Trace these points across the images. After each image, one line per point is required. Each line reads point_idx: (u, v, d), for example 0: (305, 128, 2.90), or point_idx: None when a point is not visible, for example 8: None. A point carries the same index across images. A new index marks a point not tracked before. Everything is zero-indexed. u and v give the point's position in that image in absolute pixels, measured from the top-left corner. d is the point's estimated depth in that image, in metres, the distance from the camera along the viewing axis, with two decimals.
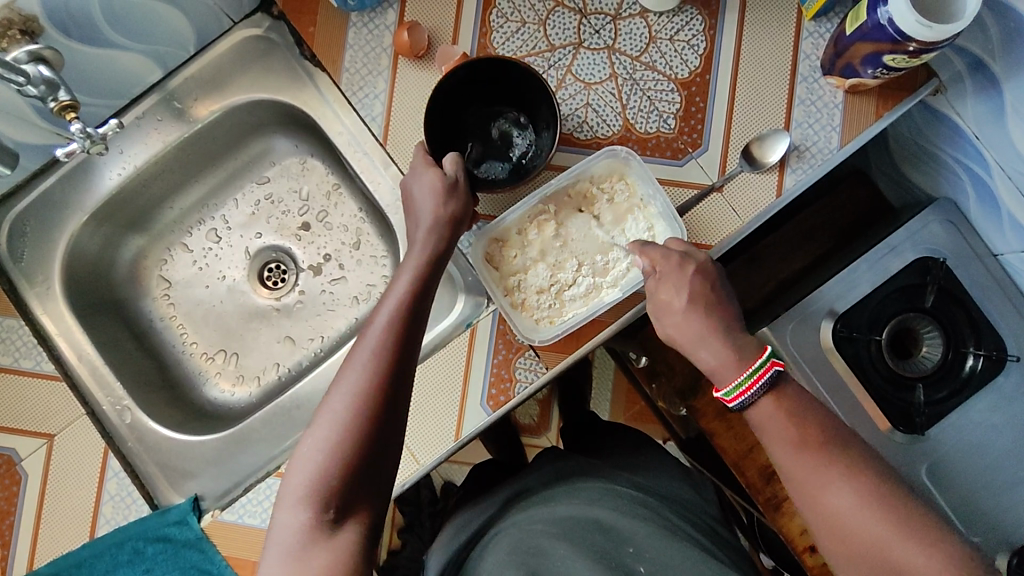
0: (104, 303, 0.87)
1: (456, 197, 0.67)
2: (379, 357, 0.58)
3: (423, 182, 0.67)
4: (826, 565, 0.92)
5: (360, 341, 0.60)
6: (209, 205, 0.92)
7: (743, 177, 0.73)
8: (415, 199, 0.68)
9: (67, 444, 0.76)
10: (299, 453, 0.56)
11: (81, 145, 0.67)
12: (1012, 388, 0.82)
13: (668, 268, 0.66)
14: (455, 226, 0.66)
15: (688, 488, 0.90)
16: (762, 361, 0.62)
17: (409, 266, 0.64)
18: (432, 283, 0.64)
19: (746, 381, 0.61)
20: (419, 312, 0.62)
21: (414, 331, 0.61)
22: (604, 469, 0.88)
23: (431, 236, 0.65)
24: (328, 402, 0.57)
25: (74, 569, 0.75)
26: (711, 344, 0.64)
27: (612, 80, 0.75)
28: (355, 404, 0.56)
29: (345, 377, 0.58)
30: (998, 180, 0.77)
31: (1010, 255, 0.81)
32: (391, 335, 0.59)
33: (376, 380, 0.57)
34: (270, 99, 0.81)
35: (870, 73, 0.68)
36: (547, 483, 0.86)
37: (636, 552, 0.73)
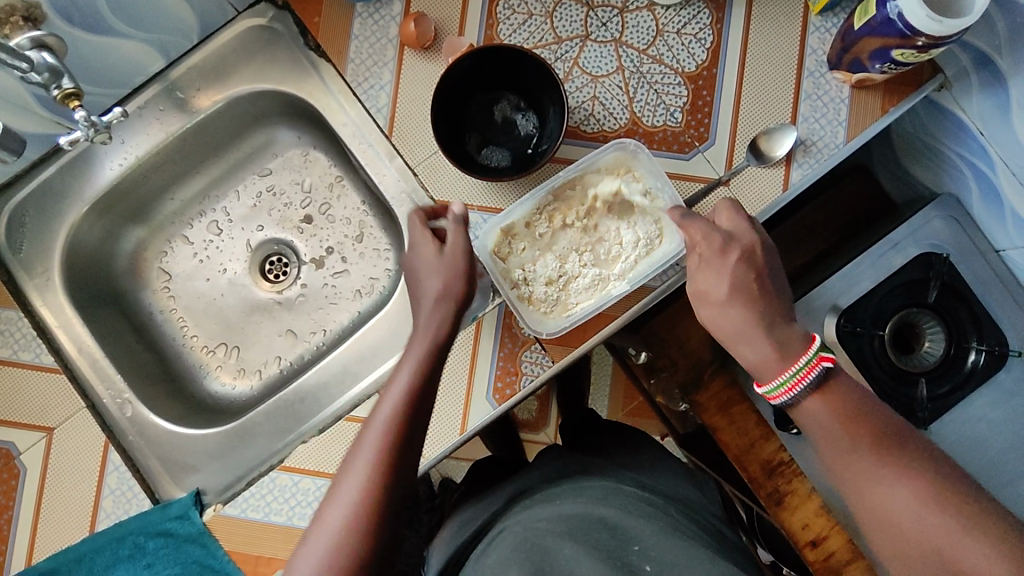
0: (104, 296, 0.86)
1: (456, 279, 0.66)
2: (384, 442, 0.58)
3: (424, 258, 0.67)
4: (828, 560, 0.92)
5: (366, 427, 0.60)
6: (210, 197, 0.91)
7: (750, 171, 0.73)
8: (417, 275, 0.68)
9: (67, 437, 0.75)
10: (301, 549, 0.56)
11: (86, 134, 0.67)
12: (1013, 383, 0.82)
13: (712, 254, 0.67)
14: (460, 303, 0.66)
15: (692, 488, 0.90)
16: (809, 356, 0.64)
17: (413, 352, 0.63)
18: (439, 362, 0.63)
19: (792, 378, 0.64)
20: (426, 395, 0.61)
21: (420, 413, 0.61)
22: (608, 469, 0.88)
23: (434, 322, 0.65)
24: (331, 498, 0.57)
25: (73, 564, 0.74)
26: (753, 341, 0.67)
27: (619, 73, 0.74)
28: (361, 494, 0.56)
29: (349, 470, 0.57)
30: (1002, 175, 0.77)
31: (1012, 251, 0.82)
32: (396, 420, 0.59)
33: (381, 468, 0.57)
34: (273, 90, 0.80)
35: (877, 68, 0.68)
36: (548, 481, 0.86)
37: (642, 550, 0.71)
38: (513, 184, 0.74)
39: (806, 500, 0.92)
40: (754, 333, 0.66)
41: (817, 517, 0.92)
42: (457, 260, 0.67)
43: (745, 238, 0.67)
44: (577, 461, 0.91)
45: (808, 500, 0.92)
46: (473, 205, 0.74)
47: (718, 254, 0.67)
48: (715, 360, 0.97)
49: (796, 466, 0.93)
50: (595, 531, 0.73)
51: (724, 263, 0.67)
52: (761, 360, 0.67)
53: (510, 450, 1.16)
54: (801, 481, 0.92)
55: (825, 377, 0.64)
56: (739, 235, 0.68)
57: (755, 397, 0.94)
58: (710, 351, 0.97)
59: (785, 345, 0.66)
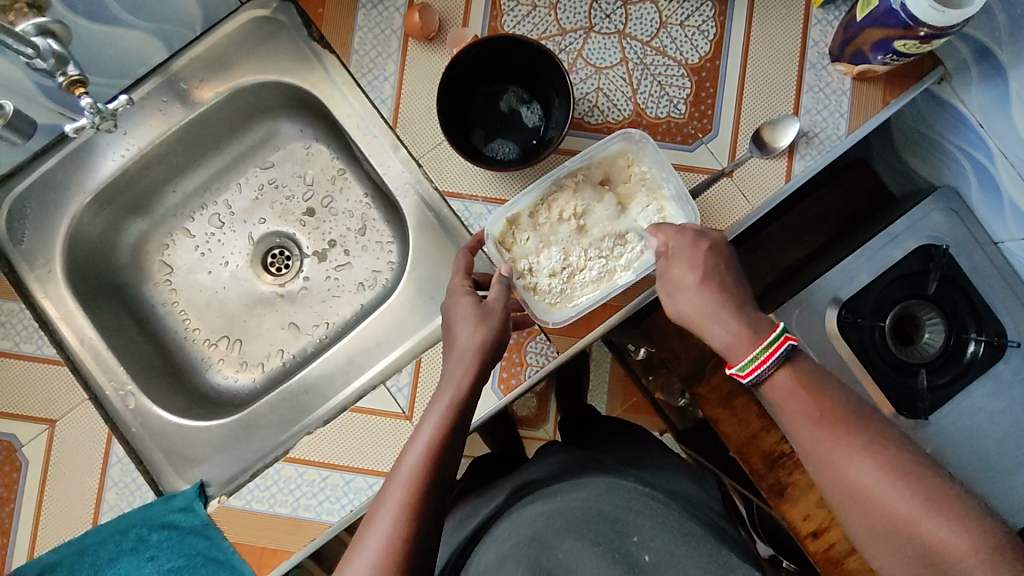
0: (106, 288, 0.85)
1: (481, 328, 0.64)
2: (402, 511, 0.57)
3: (460, 310, 0.66)
4: (828, 551, 0.93)
5: (385, 493, 0.59)
6: (212, 189, 0.91)
7: (752, 162, 0.74)
8: (450, 327, 0.67)
9: (69, 429, 0.75)
10: None
11: (90, 121, 0.67)
12: (1011, 374, 0.83)
13: (682, 246, 0.67)
14: (487, 356, 0.64)
15: (693, 486, 0.88)
16: (777, 334, 0.61)
17: (441, 398, 0.63)
18: (460, 424, 0.62)
19: (761, 354, 0.61)
20: (446, 460, 0.61)
21: (439, 479, 0.60)
22: (612, 464, 0.87)
23: (463, 365, 0.63)
24: (358, 542, 0.57)
25: (75, 557, 0.74)
26: (722, 319, 0.64)
27: (622, 65, 0.75)
28: (377, 568, 0.55)
29: (376, 517, 0.58)
30: (1000, 167, 0.79)
31: (1010, 242, 0.83)
32: (415, 489, 0.58)
33: (398, 539, 0.56)
34: (277, 81, 0.80)
35: (880, 59, 0.69)
36: (557, 476, 0.85)
37: (641, 541, 0.71)
38: (517, 175, 0.74)
39: (807, 491, 0.93)
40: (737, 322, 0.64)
41: (817, 507, 0.93)
42: (487, 317, 0.65)
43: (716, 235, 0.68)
44: (579, 454, 0.91)
45: (808, 491, 0.93)
46: (478, 196, 0.75)
47: (689, 245, 0.67)
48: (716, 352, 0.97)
49: (798, 457, 0.93)
50: (599, 524, 0.72)
51: (695, 252, 0.66)
52: (731, 340, 0.63)
53: (510, 446, 1.16)
54: (801, 472, 0.93)
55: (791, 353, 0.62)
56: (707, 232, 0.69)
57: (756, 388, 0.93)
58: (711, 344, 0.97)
59: (756, 326, 0.63)
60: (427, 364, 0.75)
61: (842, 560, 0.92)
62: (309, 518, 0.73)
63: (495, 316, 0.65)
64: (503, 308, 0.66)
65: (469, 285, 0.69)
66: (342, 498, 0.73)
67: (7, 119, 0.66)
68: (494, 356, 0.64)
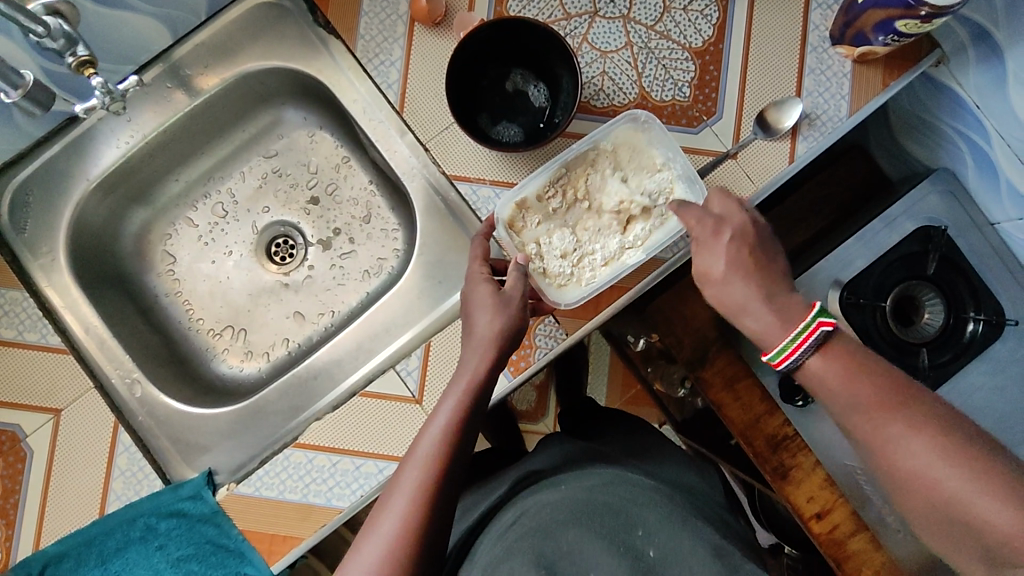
0: (109, 278, 0.85)
1: (500, 317, 0.64)
2: (418, 494, 0.58)
3: (480, 297, 0.66)
4: (832, 532, 0.94)
5: (400, 475, 0.60)
6: (215, 178, 0.90)
7: (757, 144, 0.74)
8: (468, 314, 0.66)
9: (75, 417, 0.74)
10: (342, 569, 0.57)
11: (102, 101, 0.69)
12: (1011, 351, 0.84)
13: (704, 238, 0.67)
14: (504, 345, 0.64)
15: (693, 474, 0.90)
16: (808, 322, 0.62)
17: (458, 384, 0.63)
18: (476, 409, 0.63)
19: (792, 343, 0.62)
20: (462, 445, 0.61)
21: (454, 464, 0.60)
22: (616, 456, 0.87)
23: (482, 352, 0.63)
24: (373, 520, 0.58)
25: (83, 547, 0.73)
26: (753, 311, 0.66)
27: (627, 49, 0.75)
28: (392, 550, 0.56)
29: (392, 497, 0.58)
30: (997, 148, 0.80)
31: (1007, 223, 0.84)
32: (432, 473, 0.59)
33: (414, 521, 0.57)
34: (282, 67, 0.80)
35: (881, 41, 0.70)
36: (560, 466, 0.82)
37: (647, 534, 0.68)
38: (524, 157, 0.74)
39: (810, 473, 0.94)
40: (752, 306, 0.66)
41: (821, 489, 0.93)
42: (506, 306, 0.65)
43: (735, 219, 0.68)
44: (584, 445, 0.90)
45: (812, 472, 0.94)
46: (486, 179, 0.75)
47: (712, 236, 0.67)
48: (719, 337, 0.97)
49: (801, 440, 0.94)
50: (604, 515, 0.69)
51: (717, 241, 0.67)
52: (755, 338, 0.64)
53: (510, 439, 1.15)
54: (805, 454, 0.94)
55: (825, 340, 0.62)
56: (732, 215, 0.68)
57: (760, 371, 0.92)
58: (714, 328, 0.97)
59: (786, 313, 0.65)
60: (437, 349, 0.75)
61: (846, 540, 0.93)
62: (320, 504, 0.73)
63: (513, 306, 0.65)
64: (520, 296, 0.66)
65: (487, 271, 0.68)
66: (353, 483, 0.73)
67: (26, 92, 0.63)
68: (510, 343, 0.64)
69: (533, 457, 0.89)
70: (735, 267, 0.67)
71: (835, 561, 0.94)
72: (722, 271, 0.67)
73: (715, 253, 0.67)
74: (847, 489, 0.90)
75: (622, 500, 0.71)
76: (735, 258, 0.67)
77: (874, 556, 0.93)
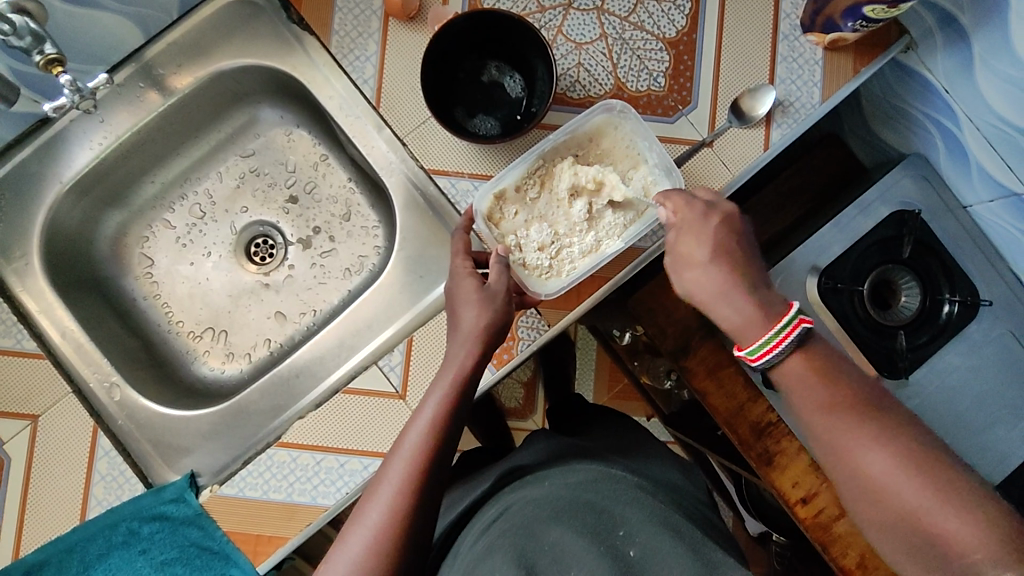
0: (85, 282, 0.84)
1: (486, 311, 0.64)
2: (405, 486, 0.58)
3: (464, 292, 0.66)
4: (818, 517, 0.94)
5: (386, 467, 0.60)
6: (191, 179, 0.89)
7: (732, 133, 0.75)
8: (454, 309, 0.66)
9: (53, 424, 0.73)
10: (328, 561, 0.57)
11: (72, 99, 0.69)
12: (985, 332, 0.85)
13: (693, 217, 0.68)
14: (490, 340, 0.65)
15: (680, 475, 0.88)
16: (790, 317, 0.64)
17: (444, 378, 0.63)
18: (463, 402, 0.63)
19: (775, 337, 0.64)
20: (448, 438, 0.61)
21: (441, 456, 0.60)
22: (599, 451, 0.86)
23: (467, 347, 0.63)
24: (360, 512, 0.58)
25: (63, 554, 0.72)
26: (734, 291, 0.67)
27: (602, 40, 0.76)
28: (378, 541, 0.56)
29: (379, 489, 0.58)
30: (967, 131, 0.81)
31: (979, 206, 0.86)
32: (418, 466, 0.59)
33: (399, 513, 0.57)
34: (257, 64, 0.79)
35: (850, 26, 0.71)
36: (545, 460, 0.83)
37: (627, 535, 0.66)
38: (502, 150, 0.75)
39: (795, 458, 0.95)
40: (721, 299, 0.67)
41: (806, 474, 0.94)
42: (491, 299, 0.65)
43: (721, 209, 0.69)
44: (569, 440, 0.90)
45: (796, 458, 0.94)
46: (464, 172, 0.75)
47: (701, 219, 0.67)
48: (702, 327, 0.97)
49: (784, 426, 0.95)
50: (585, 511, 0.68)
51: (705, 226, 0.68)
52: (736, 319, 0.66)
53: (496, 438, 1.15)
54: (789, 441, 0.95)
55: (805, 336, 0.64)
56: (719, 204, 0.69)
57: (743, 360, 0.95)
58: (697, 318, 0.98)
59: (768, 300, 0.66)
60: (420, 344, 0.75)
61: (832, 525, 0.94)
62: (304, 503, 0.72)
63: (498, 299, 0.65)
64: (505, 290, 0.66)
65: (470, 265, 0.68)
66: (338, 481, 0.72)
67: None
68: (494, 338, 0.65)
69: (516, 454, 0.89)
70: (713, 255, 0.68)
71: (821, 545, 0.94)
72: (705, 257, 0.68)
73: (692, 242, 0.68)
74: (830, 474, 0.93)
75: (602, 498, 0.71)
76: (712, 247, 0.68)
77: (858, 539, 0.93)
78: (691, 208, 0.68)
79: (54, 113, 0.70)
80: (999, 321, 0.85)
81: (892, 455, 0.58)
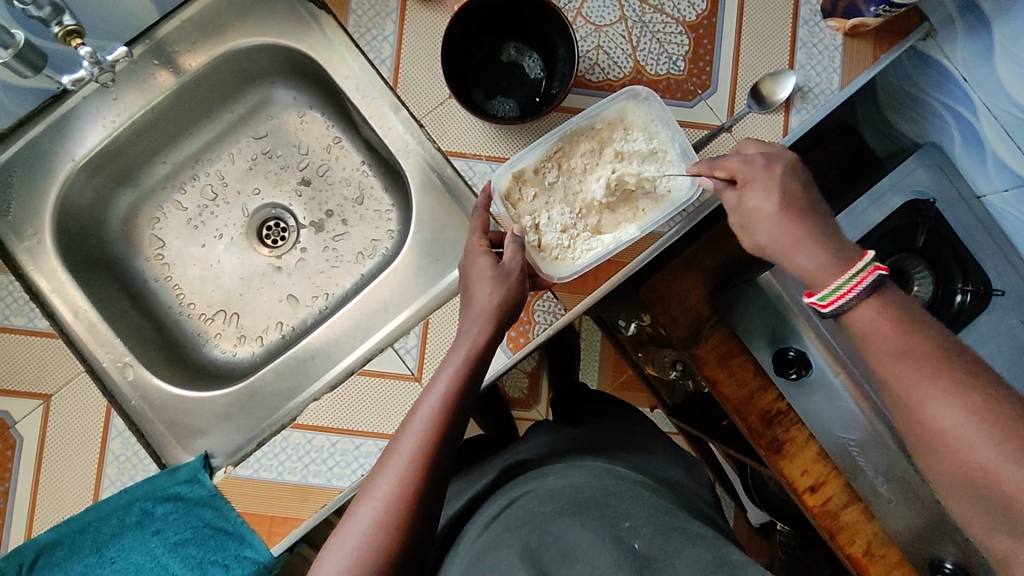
0: (98, 263, 0.83)
1: (498, 289, 0.63)
2: (417, 460, 0.57)
3: (478, 270, 0.65)
4: (825, 505, 0.95)
5: (397, 440, 0.59)
6: (203, 159, 0.89)
7: (751, 117, 0.75)
8: (468, 287, 0.65)
9: (66, 403, 0.72)
10: (338, 532, 0.57)
11: (91, 74, 0.69)
12: (998, 323, 0.85)
13: None
14: (503, 318, 0.63)
15: (682, 472, 0.87)
16: (863, 265, 0.58)
17: (456, 354, 0.62)
18: (474, 378, 0.62)
19: (843, 286, 0.58)
20: (460, 413, 0.61)
21: (452, 432, 0.60)
22: (605, 448, 0.85)
23: (480, 323, 0.63)
24: (371, 484, 0.58)
25: (77, 534, 0.72)
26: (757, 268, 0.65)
27: (622, 23, 0.75)
28: (388, 512, 0.56)
29: (390, 462, 0.58)
30: (983, 120, 0.81)
31: (993, 196, 0.86)
32: (429, 441, 0.58)
33: (410, 486, 0.57)
34: (273, 43, 0.79)
35: (872, 12, 0.70)
36: (547, 457, 0.82)
37: (634, 527, 0.64)
38: (520, 132, 0.74)
39: (803, 446, 0.95)
40: None
41: (814, 463, 0.95)
42: (505, 279, 0.64)
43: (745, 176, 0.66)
44: (571, 432, 0.89)
45: (805, 446, 0.95)
46: (481, 155, 0.74)
47: (765, 169, 0.65)
48: (713, 314, 0.97)
49: (794, 415, 0.95)
50: (590, 506, 0.67)
51: (771, 175, 0.65)
52: None
53: (502, 428, 1.15)
54: (798, 429, 0.95)
55: (879, 285, 0.58)
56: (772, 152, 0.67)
57: (751, 343, 0.92)
58: (708, 307, 0.97)
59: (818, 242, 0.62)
60: (435, 327, 0.75)
61: (840, 513, 0.94)
62: (320, 484, 0.72)
63: (512, 278, 0.64)
64: (519, 270, 0.65)
65: (486, 244, 0.67)
66: (353, 463, 0.72)
67: (17, 49, 0.61)
68: (507, 317, 0.64)
69: (520, 447, 0.88)
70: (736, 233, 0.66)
71: (829, 534, 0.94)
72: (766, 211, 0.64)
73: None
74: (839, 460, 0.90)
75: (608, 491, 0.71)
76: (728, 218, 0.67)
77: (866, 527, 0.94)
78: (747, 165, 0.66)
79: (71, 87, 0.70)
80: (1010, 312, 0.84)
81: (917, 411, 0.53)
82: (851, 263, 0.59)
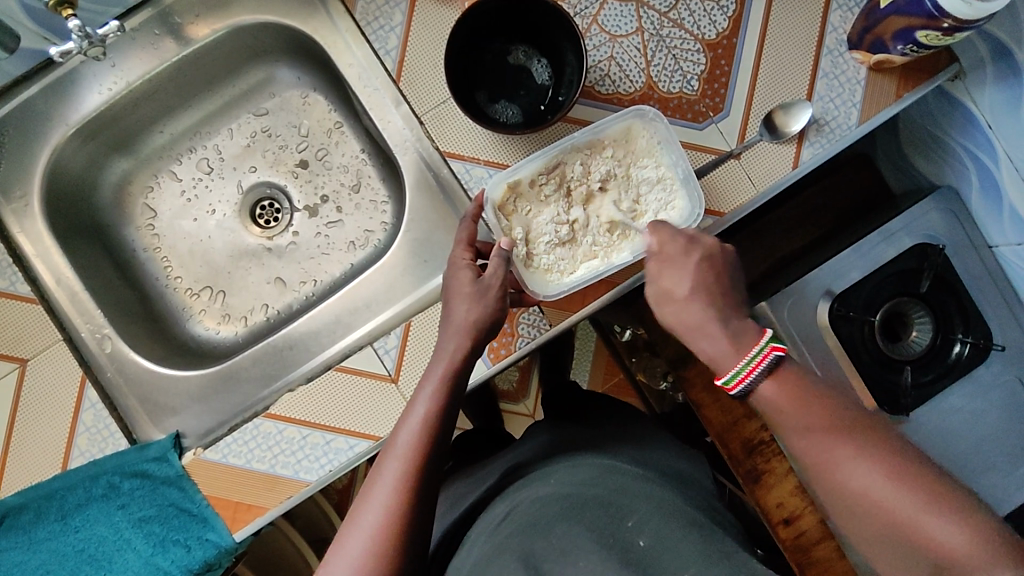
0: (86, 229, 0.82)
1: (479, 307, 0.62)
2: (401, 487, 0.57)
3: (459, 285, 0.63)
4: (798, 539, 0.93)
5: (380, 467, 0.58)
6: (201, 133, 0.87)
7: (761, 146, 0.72)
8: (448, 300, 0.64)
9: (40, 370, 0.72)
10: (327, 563, 0.56)
11: (78, 45, 0.68)
12: (992, 377, 0.83)
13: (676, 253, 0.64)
14: (481, 336, 0.62)
15: (688, 463, 0.82)
16: (761, 346, 0.58)
17: (434, 375, 0.61)
18: (454, 399, 0.61)
19: (745, 368, 0.58)
20: (441, 438, 0.60)
21: (433, 458, 0.59)
22: (600, 440, 0.80)
23: (457, 345, 0.62)
24: (357, 514, 0.57)
25: (42, 501, 0.72)
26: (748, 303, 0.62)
27: (638, 35, 0.72)
28: (376, 543, 0.55)
29: (374, 490, 0.57)
30: (1005, 170, 0.80)
31: (1004, 247, 0.83)
32: (412, 467, 0.57)
33: (397, 514, 0.56)
34: (277, 23, 0.77)
35: (898, 50, 0.67)
36: (537, 458, 0.78)
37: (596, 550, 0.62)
38: (521, 140, 0.72)
39: (783, 479, 0.93)
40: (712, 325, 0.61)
41: (792, 496, 0.93)
42: (484, 295, 0.63)
43: (700, 244, 0.64)
44: (568, 429, 0.84)
45: (784, 479, 0.93)
46: (479, 158, 0.72)
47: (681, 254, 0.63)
48: None
49: (777, 446, 0.93)
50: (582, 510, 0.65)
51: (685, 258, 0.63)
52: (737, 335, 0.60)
53: (489, 421, 1.14)
54: (779, 461, 0.93)
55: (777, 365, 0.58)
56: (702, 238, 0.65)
57: None
58: None
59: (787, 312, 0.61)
60: (417, 328, 0.74)
61: (812, 548, 0.93)
62: (287, 476, 0.72)
63: (491, 295, 0.63)
64: (500, 285, 0.63)
65: (470, 257, 0.65)
66: (323, 458, 0.72)
67: None
68: (488, 338, 0.63)
69: (512, 447, 0.84)
70: (714, 283, 0.62)
71: (798, 566, 0.94)
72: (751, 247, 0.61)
73: (684, 271, 0.63)
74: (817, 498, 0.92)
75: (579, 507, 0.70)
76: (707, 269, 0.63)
77: (836, 564, 0.93)
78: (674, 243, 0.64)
79: (61, 57, 0.69)
80: (1009, 366, 0.83)
81: (875, 481, 0.52)
82: (748, 345, 0.59)
